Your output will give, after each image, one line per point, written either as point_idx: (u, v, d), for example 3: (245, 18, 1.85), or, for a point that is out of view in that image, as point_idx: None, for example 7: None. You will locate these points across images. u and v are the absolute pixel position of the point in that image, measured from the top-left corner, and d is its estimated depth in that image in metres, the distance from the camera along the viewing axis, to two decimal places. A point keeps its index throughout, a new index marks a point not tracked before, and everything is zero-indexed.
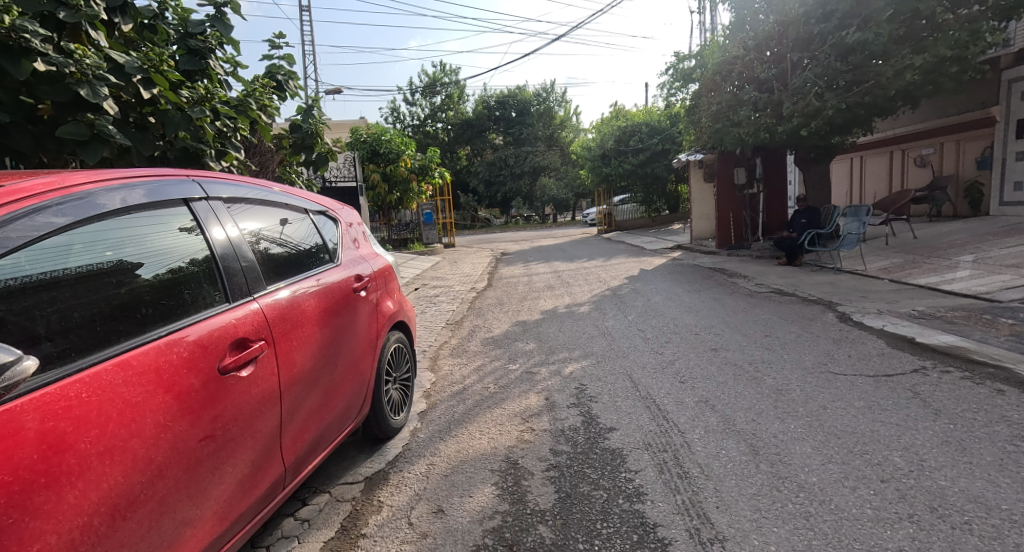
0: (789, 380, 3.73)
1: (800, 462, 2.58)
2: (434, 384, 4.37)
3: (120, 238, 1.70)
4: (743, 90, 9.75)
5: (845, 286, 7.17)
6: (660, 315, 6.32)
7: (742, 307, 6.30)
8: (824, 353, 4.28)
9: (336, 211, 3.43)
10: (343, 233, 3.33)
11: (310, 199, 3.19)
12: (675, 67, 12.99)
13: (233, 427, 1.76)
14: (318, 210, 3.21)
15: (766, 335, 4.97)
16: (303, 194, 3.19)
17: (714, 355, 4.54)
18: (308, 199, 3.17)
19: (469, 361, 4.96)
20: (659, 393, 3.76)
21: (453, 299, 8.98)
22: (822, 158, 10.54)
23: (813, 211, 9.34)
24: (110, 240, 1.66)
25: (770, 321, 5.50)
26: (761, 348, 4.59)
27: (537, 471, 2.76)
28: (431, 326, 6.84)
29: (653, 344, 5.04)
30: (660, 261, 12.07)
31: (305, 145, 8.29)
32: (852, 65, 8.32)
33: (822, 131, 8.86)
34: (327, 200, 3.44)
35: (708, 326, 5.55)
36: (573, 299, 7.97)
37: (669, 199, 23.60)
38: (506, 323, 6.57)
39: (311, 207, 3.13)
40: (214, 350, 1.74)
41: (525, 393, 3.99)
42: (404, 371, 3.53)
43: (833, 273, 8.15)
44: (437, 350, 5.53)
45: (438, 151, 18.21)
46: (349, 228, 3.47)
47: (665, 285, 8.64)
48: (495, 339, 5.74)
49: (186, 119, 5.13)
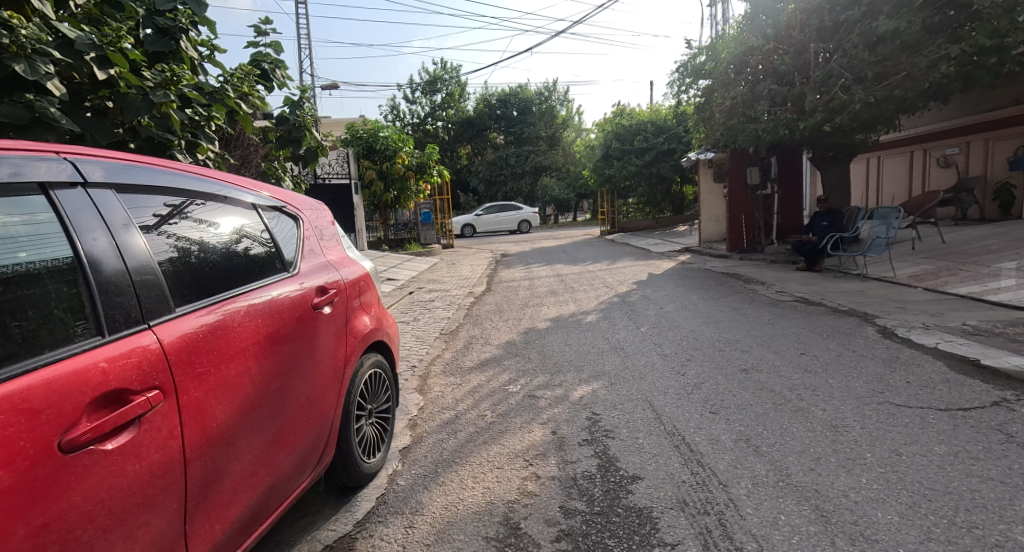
0: (844, 414, 3.12)
1: (890, 540, 1.97)
2: (422, 410, 3.77)
3: (28, 235, 1.32)
4: (761, 84, 9.19)
5: (876, 295, 6.56)
6: (676, 327, 5.73)
7: (766, 319, 5.71)
8: (875, 377, 3.68)
9: (304, 208, 2.86)
10: (306, 233, 2.71)
11: (264, 192, 2.57)
12: (686, 61, 12.38)
13: (82, 533, 1.18)
14: (276, 205, 2.59)
15: (802, 353, 4.37)
16: (256, 185, 2.57)
17: (746, 378, 3.94)
18: (271, 193, 2.63)
19: (463, 381, 4.36)
20: (688, 427, 3.15)
21: (449, 305, 8.37)
22: (842, 157, 9.97)
23: (835, 213, 8.75)
24: (17, 239, 1.30)
25: (802, 335, 4.91)
26: (799, 369, 4.00)
27: (545, 543, 2.16)
28: (423, 336, 6.24)
29: (674, 363, 4.44)
30: (669, 264, 11.46)
31: (292, 138, 7.71)
32: (881, 55, 7.72)
33: (846, 127, 8.28)
34: (293, 195, 2.87)
35: (732, 341, 4.96)
36: (579, 306, 7.38)
37: (674, 200, 22.99)
38: (507, 333, 5.98)
39: (267, 201, 2.52)
40: (50, 417, 1.16)
41: (528, 424, 3.38)
42: (381, 402, 2.92)
43: (860, 281, 7.54)
44: (428, 366, 4.93)
45: (437, 148, 17.60)
46: (314, 228, 2.84)
47: (677, 291, 8.05)
48: (494, 352, 5.15)
49: (150, 105, 4.39)
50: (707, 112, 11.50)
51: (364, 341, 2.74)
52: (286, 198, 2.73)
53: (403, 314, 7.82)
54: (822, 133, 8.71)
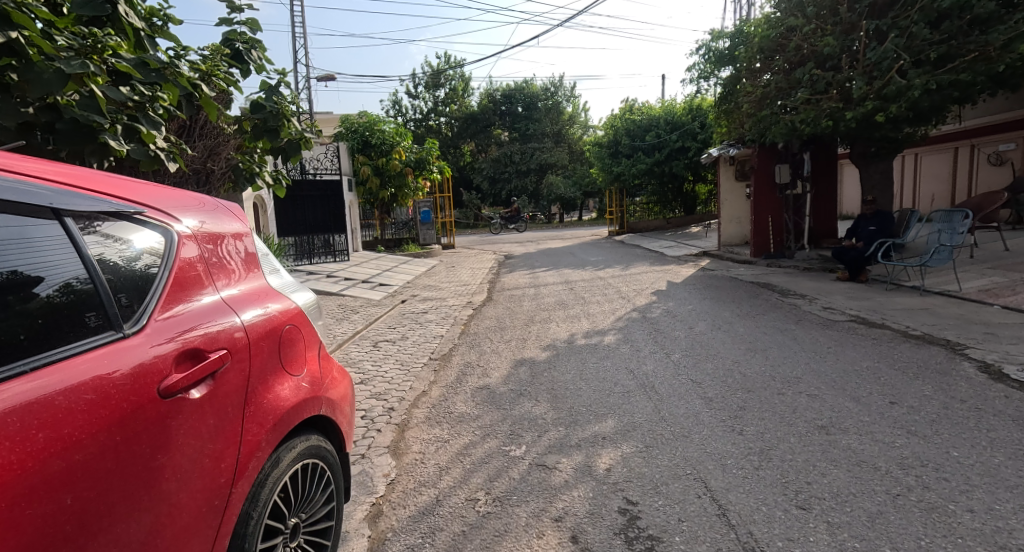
0: (1008, 524, 2.11)
1: None
2: (393, 487, 2.77)
3: None
4: (799, 69, 8.18)
5: (948, 314, 5.54)
6: (713, 356, 4.72)
7: (823, 347, 4.71)
8: (1018, 451, 2.65)
9: (205, 218, 1.89)
10: (209, 252, 1.75)
11: (152, 198, 1.71)
12: (709, 47, 11.38)
13: None
14: (165, 214, 1.69)
15: (892, 402, 3.36)
16: (137, 188, 1.70)
17: (829, 440, 2.93)
18: (158, 204, 1.71)
19: (451, 438, 3.35)
20: (775, 539, 2.14)
21: (443, 319, 7.37)
22: (885, 154, 8.96)
23: (884, 217, 7.74)
24: None
25: (881, 374, 3.89)
26: (898, 430, 2.98)
27: None
28: (408, 363, 5.24)
29: (724, 415, 3.43)
30: (688, 270, 10.45)
31: (269, 127, 6.77)
32: (945, 34, 6.70)
33: (899, 117, 7.28)
34: (187, 201, 1.91)
35: (790, 379, 3.96)
36: (593, 323, 6.38)
37: (686, 199, 21.87)
38: (509, 362, 4.99)
39: (152, 210, 1.65)
40: None
41: (536, 522, 2.39)
42: (315, 508, 1.92)
43: (919, 295, 6.51)
44: (411, 409, 3.93)
45: (437, 144, 16.66)
46: (224, 242, 1.88)
47: (706, 305, 7.05)
48: (494, 392, 4.15)
49: (64, 81, 3.06)
50: (734, 104, 10.46)
51: (287, 421, 1.75)
52: (174, 206, 1.79)
53: (391, 329, 6.84)
54: (868, 125, 7.72)
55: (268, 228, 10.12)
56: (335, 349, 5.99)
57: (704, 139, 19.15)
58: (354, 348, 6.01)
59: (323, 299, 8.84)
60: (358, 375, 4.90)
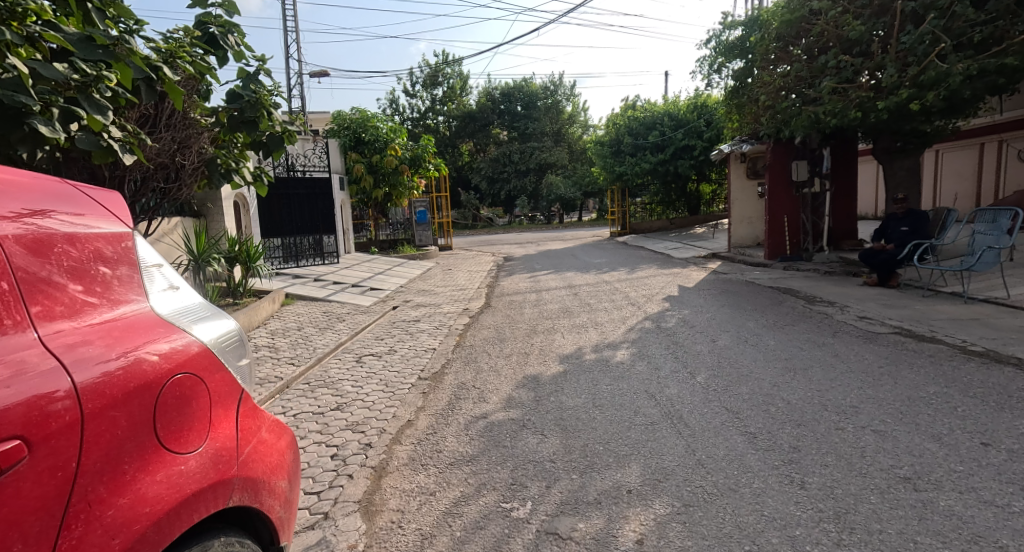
0: None
1: None
2: None
3: None
4: (822, 57, 7.53)
5: (1005, 325, 4.90)
6: (747, 377, 4.07)
7: (873, 366, 4.07)
8: None
9: (50, 218, 1.28)
10: (19, 275, 1.14)
11: None
12: (719, 37, 10.76)
13: None
14: None
15: (983, 444, 2.72)
16: None
17: (920, 500, 2.29)
18: None
19: (439, 490, 2.70)
20: None
21: (437, 328, 6.72)
22: (913, 150, 8.33)
23: (918, 216, 7.11)
24: None
25: (956, 403, 3.25)
26: (1006, 486, 2.33)
27: None
28: (393, 383, 4.60)
29: (775, 458, 2.80)
30: (699, 273, 9.83)
31: (246, 119, 6.35)
32: (991, 14, 6.06)
33: (934, 107, 6.63)
34: (33, 191, 1.31)
35: (846, 410, 3.31)
36: (603, 335, 5.73)
37: (690, 199, 21.22)
38: (510, 383, 4.33)
39: None
40: None
41: None
42: None
43: (963, 304, 5.88)
44: (393, 448, 3.26)
45: (433, 141, 16.00)
46: (68, 256, 1.25)
47: (726, 314, 6.40)
48: (492, 424, 3.49)
49: None
50: (749, 97, 9.80)
51: (157, 536, 1.13)
52: None
53: (378, 341, 6.18)
54: (900, 117, 7.07)
55: (251, 229, 9.44)
56: (314, 365, 5.33)
57: (710, 137, 18.48)
58: (335, 363, 5.34)
59: (308, 305, 8.17)
60: (336, 399, 4.23)
